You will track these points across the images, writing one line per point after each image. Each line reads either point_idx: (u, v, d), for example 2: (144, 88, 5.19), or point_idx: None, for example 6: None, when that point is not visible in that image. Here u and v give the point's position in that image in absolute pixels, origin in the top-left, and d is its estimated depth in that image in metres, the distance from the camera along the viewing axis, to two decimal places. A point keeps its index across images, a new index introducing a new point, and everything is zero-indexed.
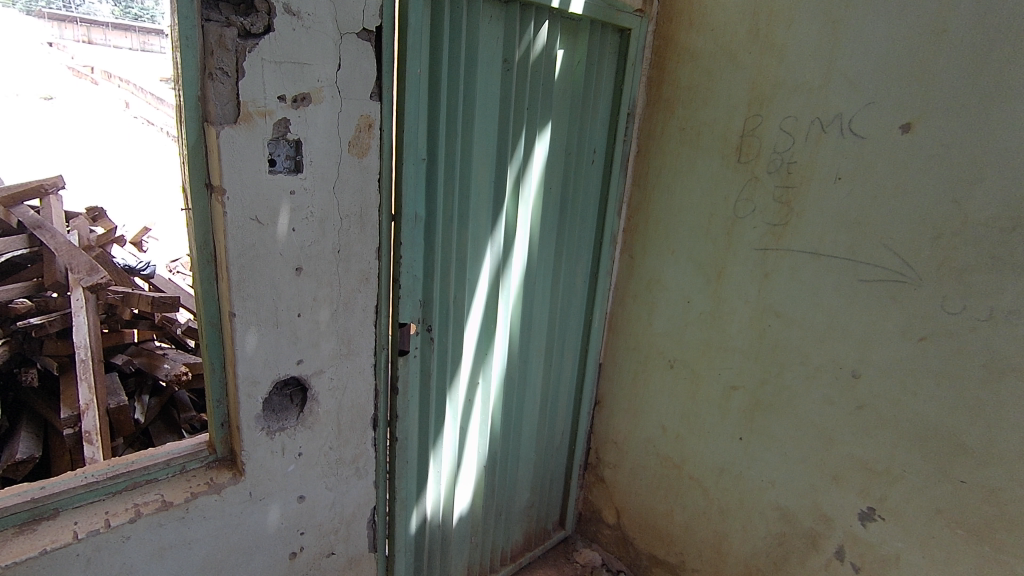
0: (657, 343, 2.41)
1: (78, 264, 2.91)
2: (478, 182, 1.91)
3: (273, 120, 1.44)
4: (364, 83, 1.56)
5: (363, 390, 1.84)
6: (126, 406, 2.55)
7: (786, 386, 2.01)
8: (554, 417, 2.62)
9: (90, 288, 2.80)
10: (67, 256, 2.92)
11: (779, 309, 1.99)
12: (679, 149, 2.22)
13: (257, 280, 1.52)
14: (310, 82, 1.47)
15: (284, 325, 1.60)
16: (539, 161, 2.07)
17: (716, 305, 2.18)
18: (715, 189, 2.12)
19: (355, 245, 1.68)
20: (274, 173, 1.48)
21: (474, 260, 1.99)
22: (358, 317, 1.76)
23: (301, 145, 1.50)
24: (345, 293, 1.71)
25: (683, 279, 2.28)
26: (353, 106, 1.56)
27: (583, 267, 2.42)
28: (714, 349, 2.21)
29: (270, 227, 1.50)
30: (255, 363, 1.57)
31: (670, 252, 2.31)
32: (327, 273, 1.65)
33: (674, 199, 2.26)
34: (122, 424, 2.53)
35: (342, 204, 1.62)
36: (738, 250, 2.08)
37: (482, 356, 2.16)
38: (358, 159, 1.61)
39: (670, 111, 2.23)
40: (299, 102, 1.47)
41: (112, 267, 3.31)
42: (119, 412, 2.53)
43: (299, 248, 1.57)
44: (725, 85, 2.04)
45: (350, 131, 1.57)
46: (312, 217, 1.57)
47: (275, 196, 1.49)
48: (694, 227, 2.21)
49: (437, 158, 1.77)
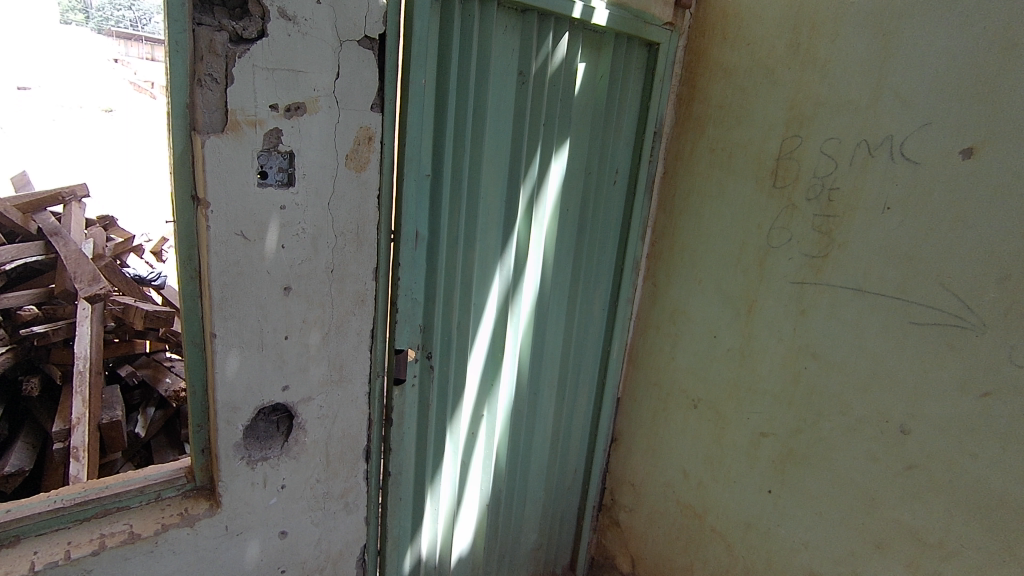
0: (680, 380, 2.22)
1: (81, 274, 2.90)
2: (486, 201, 1.78)
3: (264, 130, 1.35)
4: (364, 93, 1.46)
5: (355, 420, 1.72)
6: (119, 422, 2.50)
7: (822, 437, 1.80)
8: (567, 454, 2.44)
9: (90, 296, 2.77)
10: (73, 265, 2.93)
11: (815, 350, 1.79)
12: (709, 172, 2.05)
13: (241, 298, 1.42)
14: (304, 90, 1.38)
15: (269, 348, 1.51)
16: (555, 181, 1.94)
17: (745, 342, 1.99)
18: (747, 215, 1.94)
19: (350, 265, 1.58)
20: (264, 186, 1.39)
21: (481, 285, 1.86)
22: (351, 342, 1.64)
23: (294, 157, 1.41)
24: (338, 316, 1.60)
25: (709, 312, 2.10)
26: (352, 117, 1.46)
27: (602, 294, 2.26)
28: (742, 390, 2.01)
29: (257, 243, 1.41)
30: (236, 388, 1.48)
31: (696, 281, 2.13)
32: (319, 293, 1.55)
33: (703, 225, 2.09)
34: (115, 440, 2.49)
35: (337, 221, 1.52)
36: (772, 282, 1.89)
37: (487, 386, 2.02)
38: (356, 173, 1.51)
39: (700, 130, 2.07)
40: (293, 112, 1.38)
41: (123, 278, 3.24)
42: (111, 428, 2.47)
43: (288, 266, 1.48)
44: (760, 103, 1.88)
45: (347, 144, 1.48)
46: (305, 234, 1.48)
47: (264, 211, 1.40)
48: (722, 255, 2.03)
49: (442, 174, 1.65)
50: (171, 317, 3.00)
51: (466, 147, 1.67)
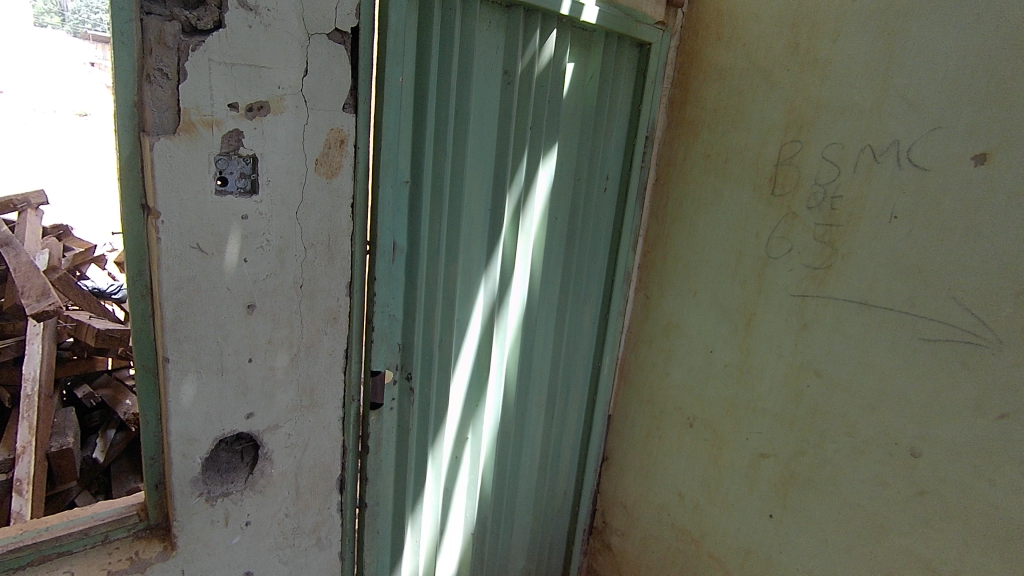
0: (675, 396, 2.12)
1: (30, 286, 2.70)
2: (470, 209, 1.66)
3: (222, 132, 1.22)
4: (334, 92, 1.34)
5: (327, 447, 1.58)
6: (70, 449, 2.32)
7: (826, 459, 1.70)
8: (557, 475, 2.31)
9: (40, 313, 2.63)
10: (22, 278, 2.74)
11: (818, 366, 1.70)
12: (703, 178, 1.96)
13: (198, 318, 1.28)
14: (268, 88, 1.25)
15: (230, 372, 1.36)
16: (542, 189, 1.82)
17: (744, 357, 1.89)
18: (744, 224, 1.85)
19: (320, 280, 1.44)
20: (223, 194, 1.25)
21: (465, 299, 1.73)
22: (322, 363, 1.51)
23: (257, 162, 1.27)
24: (307, 335, 1.47)
25: (705, 325, 1.99)
26: (322, 118, 1.33)
27: (592, 307, 2.15)
28: (740, 408, 1.91)
29: (215, 257, 1.27)
30: (192, 417, 1.33)
31: (691, 293, 2.03)
32: (286, 311, 1.41)
33: (698, 235, 1.99)
34: (64, 470, 2.31)
35: (306, 232, 1.39)
36: (771, 295, 1.80)
37: (472, 407, 1.89)
38: (327, 180, 1.38)
39: (694, 135, 1.97)
40: (255, 112, 1.25)
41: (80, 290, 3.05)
42: (61, 457, 2.30)
43: (251, 282, 1.34)
44: (758, 107, 1.79)
45: (317, 148, 1.35)
46: (269, 247, 1.34)
47: (223, 221, 1.26)
48: (718, 266, 1.94)
49: (422, 180, 1.52)
50: (126, 334, 2.79)
51: (447, 151, 1.54)
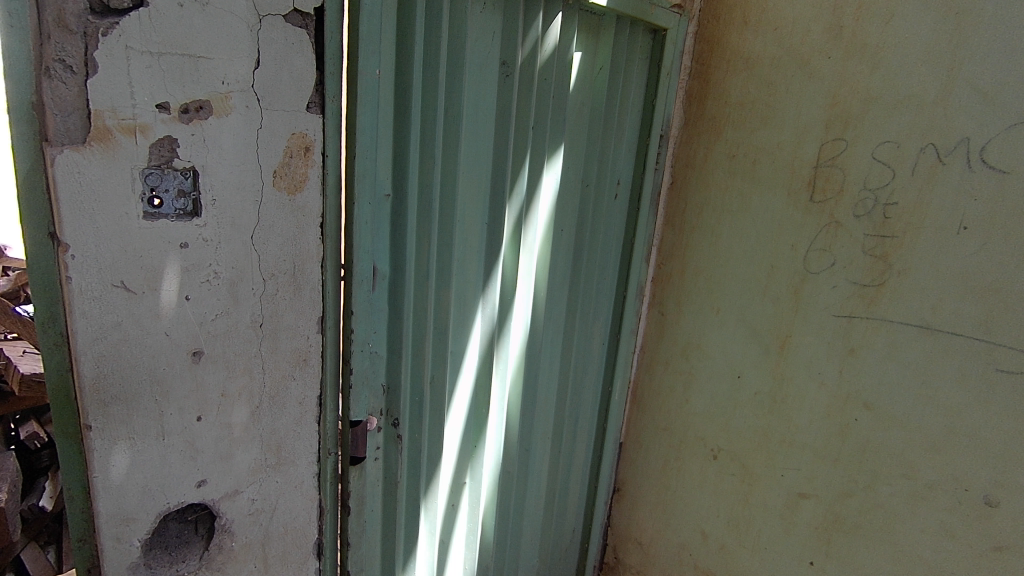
0: (696, 426, 1.89)
1: None
2: (464, 224, 1.40)
3: (150, 140, 0.96)
4: (295, 88, 1.08)
5: (298, 511, 1.34)
6: None
7: (877, 504, 1.48)
8: (564, 513, 2.08)
9: None
10: None
11: (868, 399, 1.48)
12: (728, 182, 1.72)
13: (129, 374, 1.03)
14: (208, 84, 0.99)
15: (174, 435, 1.11)
16: (547, 197, 1.58)
17: (777, 385, 1.66)
18: (777, 233, 1.61)
19: (285, 316, 1.19)
20: (154, 218, 0.99)
21: (459, 328, 1.48)
22: (290, 415, 1.26)
23: (198, 177, 1.02)
24: (271, 383, 1.22)
25: (730, 348, 1.76)
26: (280, 121, 1.08)
27: (601, 327, 1.90)
28: (773, 442, 1.68)
29: (147, 297, 1.02)
30: (127, 493, 1.08)
31: (714, 311, 1.79)
32: (243, 356, 1.16)
33: (721, 245, 1.75)
34: None
35: (264, 260, 1.14)
36: (810, 315, 1.56)
37: (469, 449, 1.64)
38: (289, 196, 1.13)
39: (716, 132, 1.74)
40: (193, 114, 0.99)
41: (14, 318, 2.75)
42: None
43: (196, 324, 1.09)
44: (793, 100, 1.55)
45: (275, 157, 1.09)
46: (218, 280, 1.09)
47: (155, 252, 1.01)
48: (747, 282, 1.70)
49: (406, 193, 1.27)
50: None
51: (435, 157, 1.29)
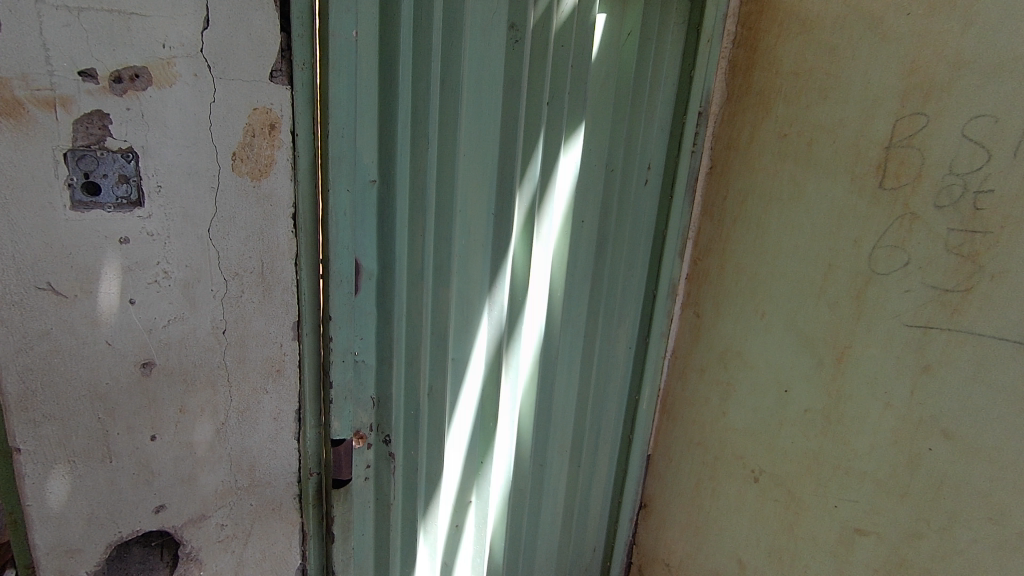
0: (733, 443, 1.66)
1: None
2: (465, 214, 1.21)
3: (74, 115, 0.80)
4: (254, 53, 0.90)
5: (277, 536, 1.19)
6: None
7: (954, 551, 1.25)
8: (584, 531, 1.88)
9: None
10: None
11: (946, 426, 1.23)
12: (777, 166, 1.47)
13: (65, 389, 0.89)
14: (144, 47, 0.82)
15: (124, 457, 0.97)
16: (564, 185, 1.37)
17: (832, 404, 1.42)
18: (838, 226, 1.37)
19: (252, 322, 1.04)
20: (85, 209, 0.84)
21: (461, 333, 1.30)
22: (264, 432, 1.11)
23: (138, 159, 0.86)
24: (239, 397, 1.07)
25: (777, 358, 1.53)
26: (238, 93, 0.91)
27: (628, 330, 1.69)
28: (826, 469, 1.45)
29: (81, 301, 0.87)
30: (71, 522, 0.95)
31: (758, 315, 1.56)
32: (204, 367, 1.01)
33: (768, 240, 1.51)
34: None
35: (225, 257, 0.98)
36: (876, 324, 1.32)
37: (475, 466, 1.46)
38: (252, 182, 0.96)
39: (765, 108, 1.49)
40: (127, 83, 0.82)
41: None
42: None
43: (145, 331, 0.94)
44: (861, 68, 1.30)
45: (233, 136, 0.92)
46: (169, 281, 0.94)
47: (88, 248, 0.86)
48: (798, 283, 1.46)
49: (394, 179, 1.09)
50: None
51: (429, 138, 1.10)
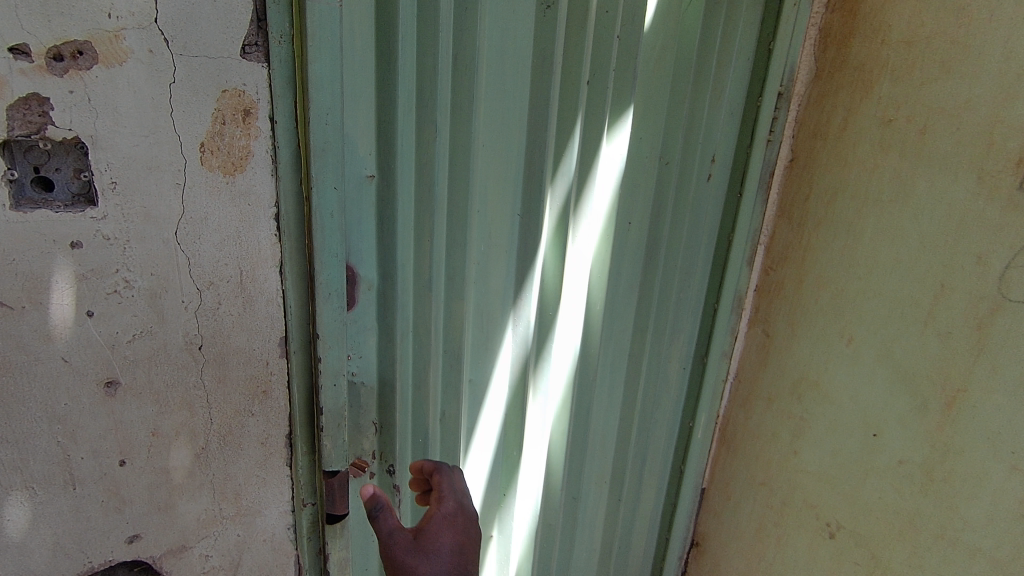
0: (806, 489, 1.39)
1: None
2: (484, 215, 1.03)
3: (7, 99, 0.68)
4: (221, 24, 0.77)
5: (269, 569, 1.08)
6: None
7: None
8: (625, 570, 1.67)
9: None
10: None
11: None
12: (877, 158, 1.19)
13: (17, 410, 0.79)
14: (87, 17, 0.69)
15: (90, 484, 0.88)
16: (607, 181, 1.16)
17: (937, 457, 1.14)
18: (958, 237, 1.08)
19: (232, 337, 0.91)
20: (29, 209, 0.73)
21: (478, 352, 1.12)
22: (250, 457, 0.99)
23: (88, 150, 0.74)
24: (220, 420, 0.95)
25: (866, 395, 1.24)
26: (202, 72, 0.77)
27: (682, 349, 1.45)
28: (926, 536, 1.17)
29: (30, 314, 0.77)
30: (33, 552, 0.86)
31: (845, 341, 1.27)
32: (178, 387, 0.90)
33: (861, 250, 1.22)
34: None
35: (196, 264, 0.85)
36: (1005, 364, 1.03)
37: (496, 501, 1.28)
38: (224, 178, 0.83)
39: (864, 86, 1.20)
40: (69, 61, 0.70)
41: None
42: None
43: (107, 347, 0.83)
44: (1002, 32, 1.00)
45: (200, 124, 0.79)
46: (131, 291, 0.82)
47: (33, 254, 0.75)
48: (898, 305, 1.17)
49: (395, 174, 0.93)
50: None
51: (437, 125, 0.93)
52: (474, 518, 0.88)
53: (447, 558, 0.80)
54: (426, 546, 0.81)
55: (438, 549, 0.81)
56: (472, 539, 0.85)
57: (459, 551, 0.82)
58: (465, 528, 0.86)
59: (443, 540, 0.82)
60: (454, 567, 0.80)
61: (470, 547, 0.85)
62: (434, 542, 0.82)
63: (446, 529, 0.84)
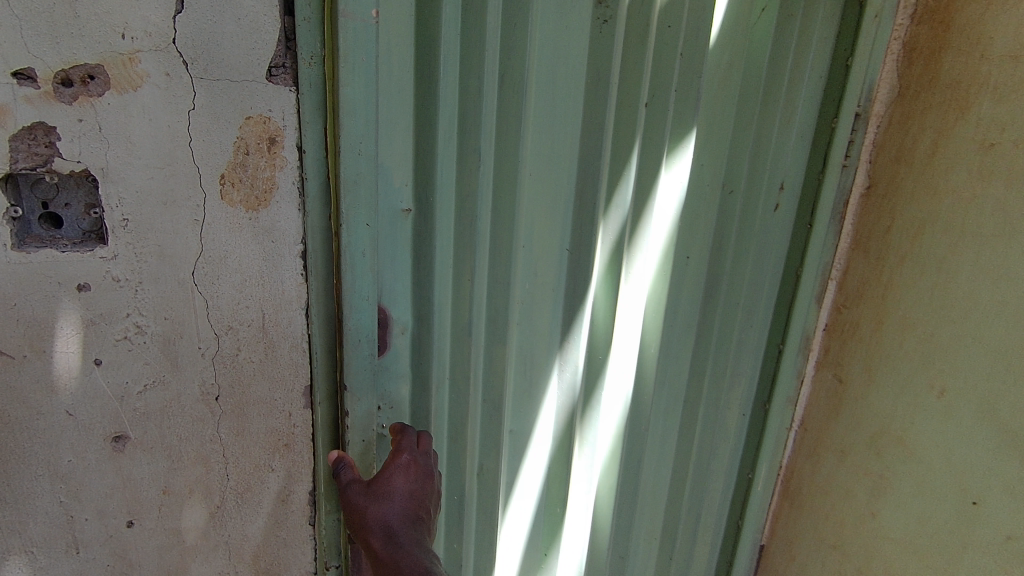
0: (888, 560, 1.21)
1: None
2: (529, 251, 0.92)
3: (9, 129, 0.62)
4: (245, 44, 0.69)
5: None
6: None
7: None
8: None
9: None
10: None
11: None
12: (976, 188, 1.05)
13: (16, 468, 0.72)
14: (99, 38, 0.63)
15: (94, 546, 0.79)
16: (665, 213, 1.04)
17: None
18: None
19: (252, 386, 0.82)
20: (33, 249, 0.66)
21: (521, 401, 1.01)
22: (270, 515, 0.90)
23: (99, 184, 0.67)
24: (237, 476, 0.86)
25: (964, 456, 1.08)
26: (224, 98, 0.70)
27: (743, 394, 1.30)
28: None
29: (32, 363, 0.69)
30: None
31: (937, 392, 1.12)
32: (193, 441, 0.81)
33: (955, 290, 1.08)
34: None
35: (215, 307, 0.76)
36: None
37: (536, 562, 1.16)
38: (247, 214, 0.75)
39: (958, 107, 1.06)
40: (78, 86, 0.63)
41: None
42: None
43: (115, 398, 0.75)
44: None
45: (221, 155, 0.71)
46: (143, 338, 0.74)
47: (36, 298, 0.67)
48: (1003, 354, 1.02)
49: (433, 207, 0.83)
50: None
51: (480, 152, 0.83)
52: (431, 470, 0.86)
53: (398, 503, 0.80)
54: (376, 491, 0.80)
55: (389, 494, 0.81)
56: (427, 488, 0.84)
57: (410, 498, 0.81)
58: (420, 477, 0.84)
59: (396, 485, 0.82)
60: (405, 511, 0.80)
61: (423, 495, 0.83)
62: (386, 486, 0.81)
63: (398, 476, 0.82)
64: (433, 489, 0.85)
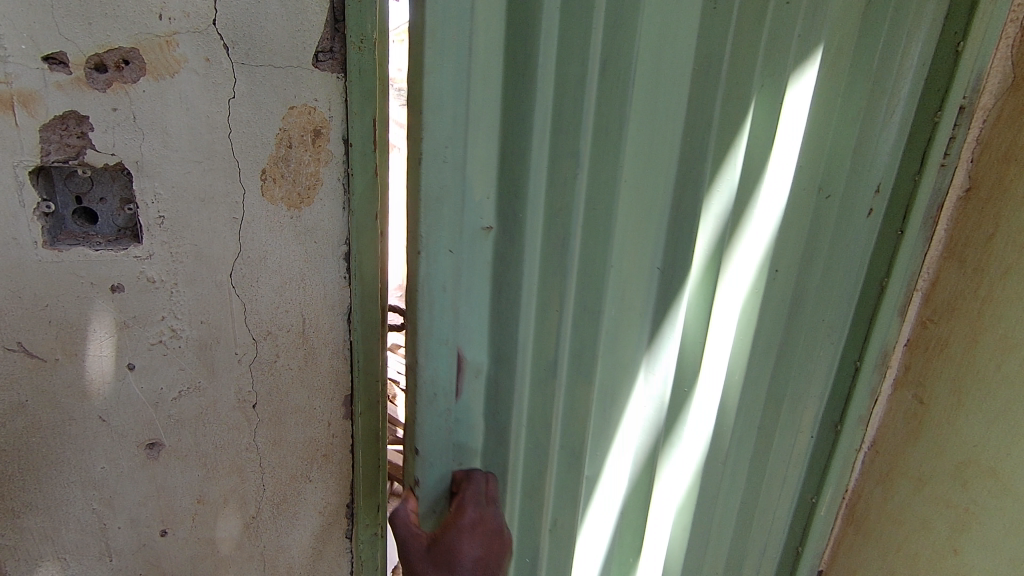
0: None
1: None
2: (619, 271, 0.83)
3: (39, 118, 0.57)
4: (291, 26, 0.63)
5: None
6: None
7: None
8: None
9: None
10: None
11: None
12: None
13: (47, 474, 0.69)
14: (133, 19, 0.57)
15: (126, 555, 0.76)
16: (766, 220, 0.93)
17: None
18: None
19: (291, 394, 0.77)
20: (65, 247, 0.62)
21: (601, 429, 0.92)
22: (306, 526, 0.86)
23: (134, 177, 0.62)
24: (274, 487, 0.81)
25: None
26: (267, 86, 0.64)
27: (814, 413, 1.19)
28: None
29: (63, 367, 0.65)
30: None
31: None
32: (229, 450, 0.77)
33: None
34: None
35: (253, 310, 0.71)
36: None
37: None
38: (289, 212, 0.69)
39: None
40: (112, 71, 0.58)
41: None
42: None
43: (150, 405, 0.71)
44: None
45: (262, 148, 0.65)
46: (178, 342, 0.69)
47: (68, 297, 0.63)
48: None
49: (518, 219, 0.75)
50: None
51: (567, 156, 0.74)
52: (499, 528, 0.77)
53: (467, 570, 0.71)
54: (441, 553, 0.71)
55: (456, 558, 0.71)
56: (495, 550, 0.75)
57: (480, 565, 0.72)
58: (488, 537, 0.75)
59: (464, 548, 0.72)
60: None
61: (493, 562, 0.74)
62: (453, 549, 0.72)
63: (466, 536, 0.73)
64: (502, 547, 0.76)
